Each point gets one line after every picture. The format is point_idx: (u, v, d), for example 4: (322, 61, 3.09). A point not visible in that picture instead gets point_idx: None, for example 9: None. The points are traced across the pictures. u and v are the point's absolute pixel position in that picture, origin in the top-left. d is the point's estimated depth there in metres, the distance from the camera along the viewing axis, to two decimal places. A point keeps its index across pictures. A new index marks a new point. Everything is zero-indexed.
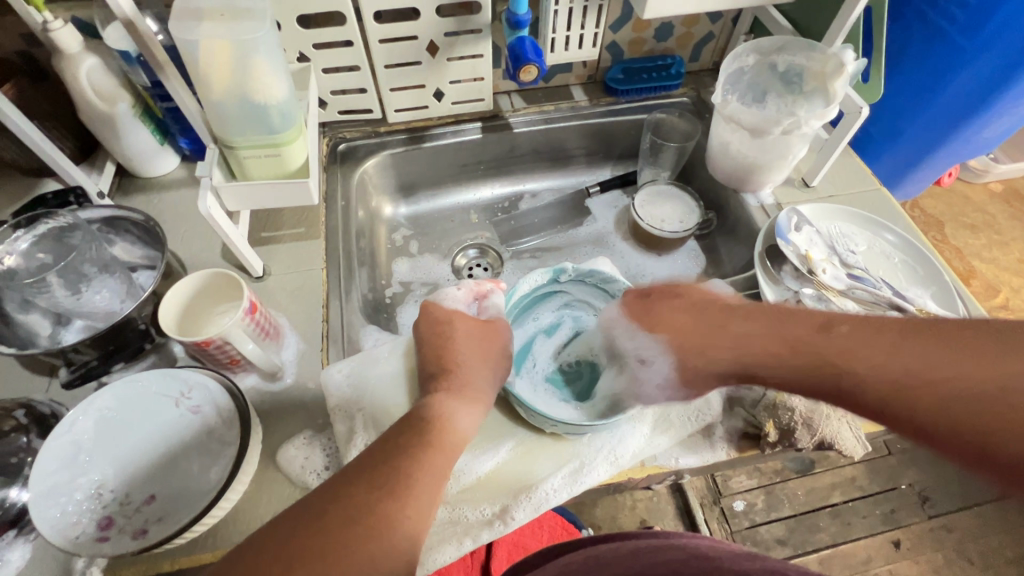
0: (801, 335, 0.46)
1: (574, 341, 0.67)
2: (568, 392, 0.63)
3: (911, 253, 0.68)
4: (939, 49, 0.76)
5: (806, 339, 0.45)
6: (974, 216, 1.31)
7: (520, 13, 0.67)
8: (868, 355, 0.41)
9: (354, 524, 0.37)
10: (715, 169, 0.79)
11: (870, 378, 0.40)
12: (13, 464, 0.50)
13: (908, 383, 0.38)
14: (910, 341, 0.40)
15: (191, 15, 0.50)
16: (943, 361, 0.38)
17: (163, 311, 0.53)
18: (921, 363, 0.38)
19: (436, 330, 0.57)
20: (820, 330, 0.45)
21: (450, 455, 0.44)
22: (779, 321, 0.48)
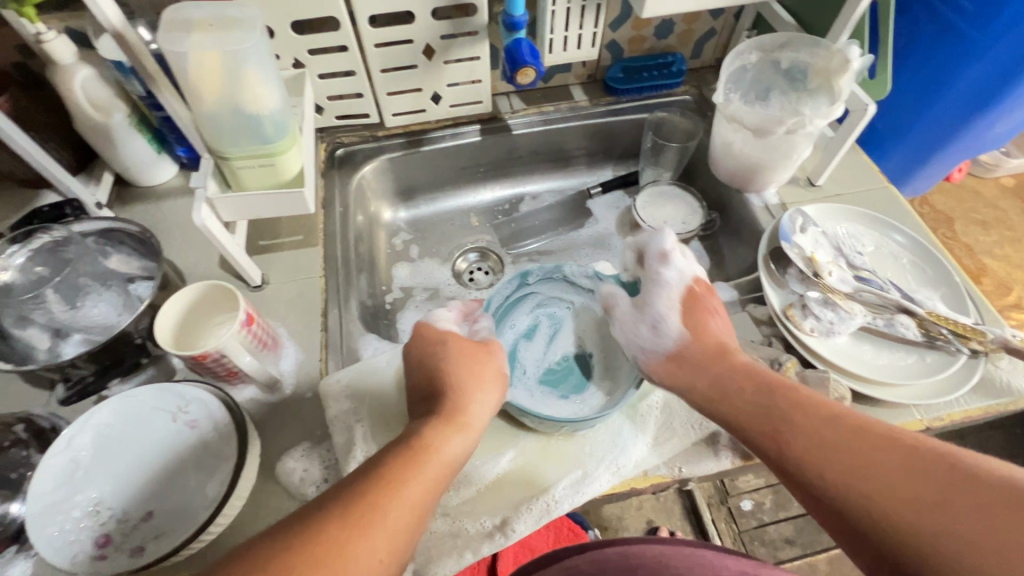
0: (771, 416, 0.47)
1: (555, 338, 0.66)
2: (565, 388, 0.63)
3: (919, 253, 0.66)
4: (948, 42, 0.74)
5: (775, 429, 0.46)
6: (986, 212, 1.29)
7: (516, 14, 0.66)
8: (831, 465, 0.41)
9: (318, 558, 0.35)
10: (718, 170, 0.77)
11: (825, 488, 0.41)
12: (13, 479, 0.50)
13: (863, 504, 0.39)
14: (904, 470, 0.38)
15: (181, 25, 0.50)
16: (898, 492, 0.38)
17: (159, 329, 0.53)
18: (876, 490, 0.38)
19: (432, 348, 0.56)
20: (792, 420, 0.45)
21: (434, 484, 0.43)
22: (763, 396, 0.49)
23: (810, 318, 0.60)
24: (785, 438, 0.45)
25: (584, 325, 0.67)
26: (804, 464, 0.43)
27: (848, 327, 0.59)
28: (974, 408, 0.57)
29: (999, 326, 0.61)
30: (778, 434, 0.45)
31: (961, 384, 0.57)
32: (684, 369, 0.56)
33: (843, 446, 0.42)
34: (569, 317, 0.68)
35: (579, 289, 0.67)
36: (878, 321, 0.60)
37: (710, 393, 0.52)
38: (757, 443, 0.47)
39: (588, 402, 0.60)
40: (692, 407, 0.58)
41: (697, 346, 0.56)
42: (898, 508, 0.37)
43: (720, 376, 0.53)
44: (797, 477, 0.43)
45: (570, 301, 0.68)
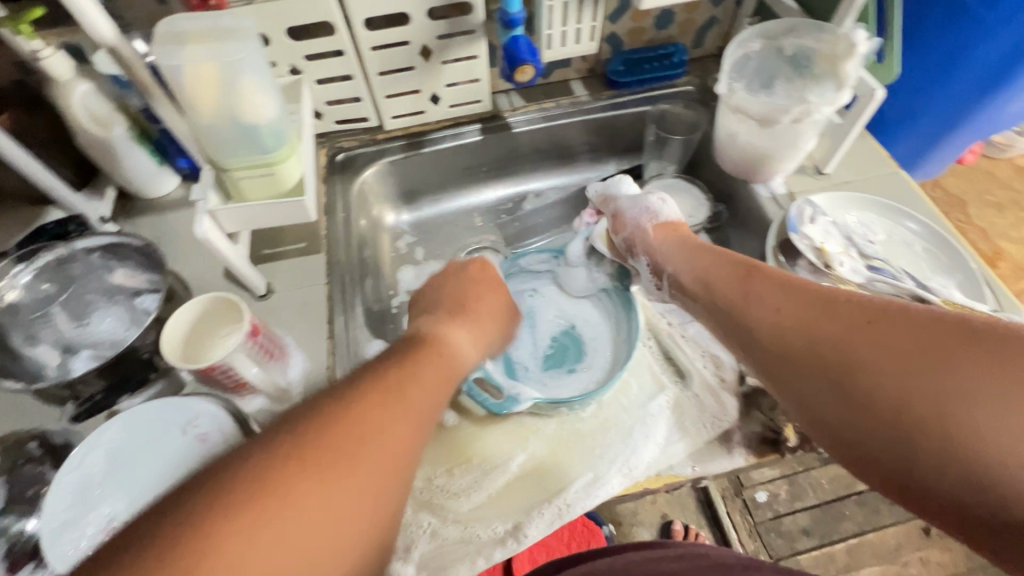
0: (758, 290, 0.50)
1: (534, 322, 0.69)
2: (570, 361, 0.66)
3: (935, 241, 0.64)
4: (958, 21, 0.73)
5: (775, 299, 0.48)
6: (1000, 194, 1.26)
7: (513, 11, 0.65)
8: (821, 324, 0.43)
9: (358, 437, 0.33)
10: (723, 160, 0.76)
11: (795, 338, 0.44)
12: (29, 497, 0.51)
13: (789, 332, 0.45)
14: (830, 313, 0.43)
15: (173, 38, 0.50)
16: (826, 323, 0.43)
17: (188, 307, 0.55)
18: (822, 323, 0.43)
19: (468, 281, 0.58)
20: (776, 292, 0.48)
21: (446, 378, 0.44)
22: (811, 292, 0.46)
23: None
24: (781, 305, 0.47)
25: (555, 303, 0.70)
26: (796, 326, 0.45)
27: None
28: None
29: (1018, 313, 0.59)
30: (778, 308, 0.47)
31: None
32: (669, 238, 0.62)
33: (837, 311, 0.43)
34: (538, 302, 0.70)
35: (538, 272, 0.70)
36: None
37: (706, 286, 0.56)
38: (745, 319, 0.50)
39: (592, 364, 0.64)
40: (704, 406, 0.57)
41: (687, 259, 0.59)
42: (811, 334, 0.43)
43: (713, 266, 0.56)
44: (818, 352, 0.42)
45: (533, 288, 0.70)
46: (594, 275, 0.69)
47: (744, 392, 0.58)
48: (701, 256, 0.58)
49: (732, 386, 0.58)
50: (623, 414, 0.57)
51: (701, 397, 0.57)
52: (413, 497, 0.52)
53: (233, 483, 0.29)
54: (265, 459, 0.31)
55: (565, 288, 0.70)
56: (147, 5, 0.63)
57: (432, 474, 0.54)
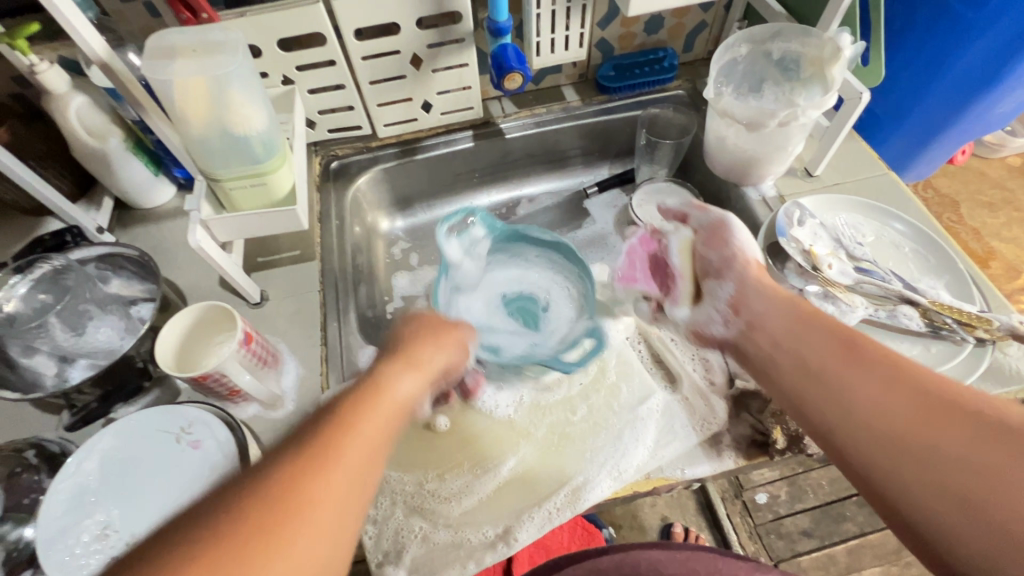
0: (858, 366, 0.43)
1: (489, 325, 0.66)
2: (533, 306, 0.68)
3: (922, 241, 0.65)
4: (944, 24, 0.73)
5: (880, 382, 0.41)
6: (993, 193, 1.26)
7: (501, 20, 0.65)
8: (906, 407, 0.38)
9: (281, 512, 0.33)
10: (713, 164, 0.76)
11: (876, 420, 0.39)
12: (26, 505, 0.52)
13: (867, 408, 0.40)
14: (923, 396, 0.38)
15: (164, 52, 0.51)
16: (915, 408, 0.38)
17: (162, 337, 0.55)
18: (913, 406, 0.38)
19: (423, 335, 0.53)
20: (854, 362, 0.43)
21: (394, 420, 0.43)
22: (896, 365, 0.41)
23: None
24: (889, 391, 0.40)
25: (475, 296, 0.68)
26: (876, 403, 0.40)
27: (849, 320, 0.59)
28: None
29: (1007, 313, 0.59)
30: (885, 392, 0.40)
31: (969, 372, 0.55)
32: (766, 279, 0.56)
33: (934, 396, 0.38)
34: (475, 316, 0.66)
35: (448, 300, 0.64)
36: (880, 313, 0.59)
37: (791, 348, 0.49)
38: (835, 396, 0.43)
39: (549, 291, 0.69)
40: (694, 409, 0.57)
41: (756, 309, 0.54)
42: (895, 418, 0.38)
43: (798, 329, 0.49)
44: (904, 440, 0.37)
45: (461, 313, 0.65)
46: (474, 248, 0.67)
47: (733, 395, 0.58)
48: (785, 316, 0.51)
49: (722, 389, 0.59)
50: (613, 417, 0.58)
51: (690, 400, 0.58)
52: (404, 501, 0.53)
53: (162, 567, 0.29)
54: (174, 545, 0.30)
55: (471, 290, 0.67)
56: (140, 19, 0.64)
57: (423, 479, 0.55)
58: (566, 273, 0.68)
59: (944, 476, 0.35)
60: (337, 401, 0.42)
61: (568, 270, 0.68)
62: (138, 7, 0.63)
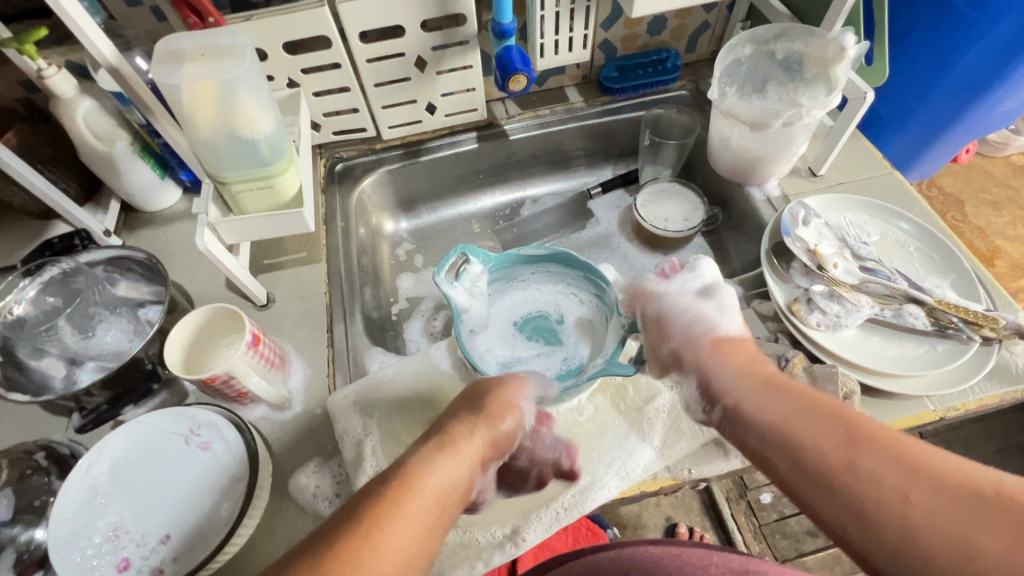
0: (869, 466, 0.40)
1: (516, 356, 0.64)
2: (550, 319, 0.67)
3: (927, 240, 0.65)
4: (947, 24, 0.74)
5: (898, 481, 0.38)
6: (997, 192, 1.26)
7: (505, 22, 0.65)
8: (923, 505, 0.37)
9: None
10: (717, 164, 0.76)
11: (897, 525, 0.37)
12: (37, 506, 0.52)
13: (880, 508, 0.38)
14: (934, 491, 0.37)
15: (172, 57, 0.51)
16: (932, 506, 0.37)
17: (171, 342, 0.55)
18: (927, 504, 0.37)
19: (471, 411, 0.51)
20: (850, 451, 0.41)
21: (430, 514, 0.41)
22: (889, 451, 0.40)
23: (816, 313, 0.59)
24: (908, 493, 0.38)
25: (493, 329, 0.66)
26: (891, 503, 0.38)
27: (855, 320, 0.58)
28: (990, 396, 0.56)
29: (1012, 312, 0.59)
30: (905, 497, 0.38)
31: (974, 372, 0.55)
32: (741, 357, 0.53)
33: (943, 488, 0.37)
34: (501, 352, 0.64)
35: (472, 346, 0.62)
36: (885, 312, 0.59)
37: (787, 443, 0.45)
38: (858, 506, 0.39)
39: (559, 304, 0.67)
40: None
41: (736, 387, 0.51)
42: (915, 520, 0.37)
43: (788, 416, 0.46)
44: (935, 544, 0.36)
45: (486, 353, 0.63)
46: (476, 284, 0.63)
47: None
48: (770, 399, 0.48)
49: None
50: (620, 417, 0.58)
51: None
52: None
53: None
54: None
55: (486, 328, 0.65)
56: (147, 23, 0.64)
57: None
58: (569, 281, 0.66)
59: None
60: (369, 489, 0.41)
61: (569, 278, 0.66)
62: (145, 11, 0.63)
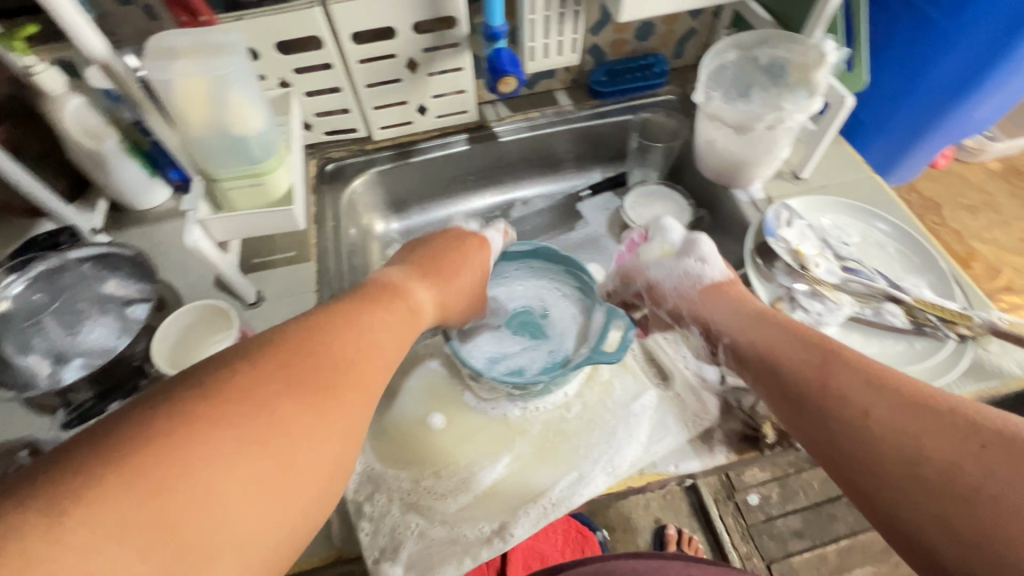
0: (842, 383, 0.42)
1: (503, 352, 0.64)
2: (535, 314, 0.67)
3: (905, 241, 0.67)
4: (923, 33, 0.76)
5: (862, 396, 0.40)
6: (974, 196, 1.29)
7: (495, 25, 0.66)
8: (880, 410, 0.39)
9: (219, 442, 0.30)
10: (704, 167, 0.78)
11: (852, 425, 0.39)
12: None
13: (841, 414, 0.41)
14: (895, 398, 0.39)
15: (164, 53, 0.51)
16: (890, 410, 0.38)
17: (156, 348, 0.55)
18: (885, 407, 0.39)
19: (452, 248, 0.61)
20: (834, 369, 0.43)
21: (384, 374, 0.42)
22: (867, 369, 0.42)
23: (799, 311, 0.62)
24: (871, 407, 0.39)
25: (480, 327, 0.66)
26: (855, 409, 0.40)
27: (835, 317, 0.61)
28: (966, 393, 0.56)
29: (988, 311, 0.61)
30: (865, 410, 0.39)
31: (948, 369, 0.57)
32: (727, 296, 0.57)
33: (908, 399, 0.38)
34: (488, 348, 0.64)
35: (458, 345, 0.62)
36: (866, 311, 0.61)
37: (773, 368, 0.48)
38: (827, 416, 0.41)
39: (543, 298, 0.68)
40: (686, 405, 0.58)
41: (733, 321, 0.55)
42: (870, 419, 0.39)
43: (778, 343, 0.49)
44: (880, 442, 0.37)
45: (475, 350, 0.64)
46: None
47: (725, 390, 0.58)
48: (765, 329, 0.51)
49: (713, 386, 0.59)
50: (606, 414, 0.59)
51: (683, 397, 0.59)
52: (400, 499, 0.53)
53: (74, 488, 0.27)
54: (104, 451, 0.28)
55: (471, 325, 0.65)
56: (139, 22, 0.65)
57: (420, 476, 0.55)
58: (552, 275, 0.68)
59: (928, 481, 0.34)
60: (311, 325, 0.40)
61: (553, 272, 0.68)
62: (136, 9, 0.63)
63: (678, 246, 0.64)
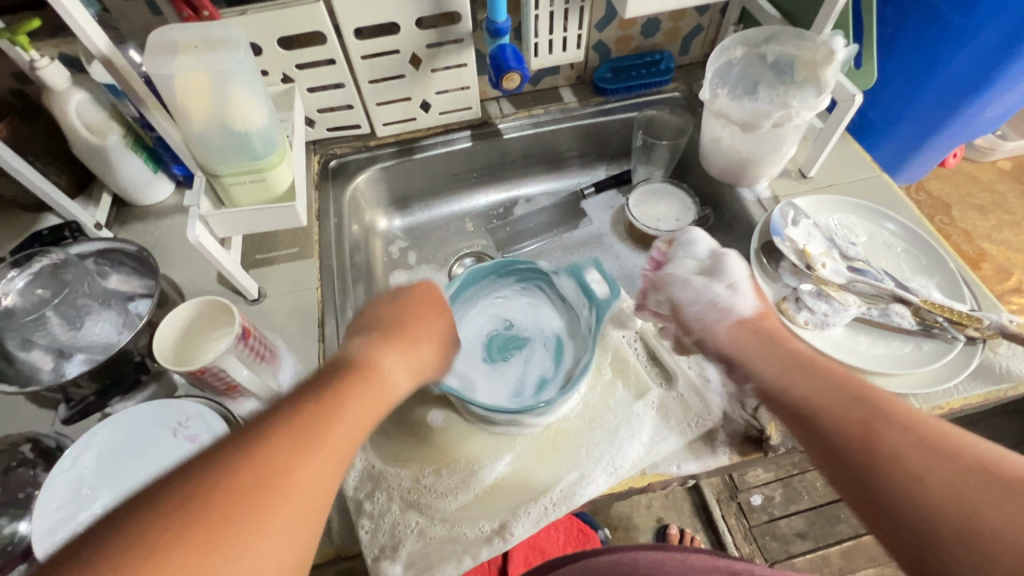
0: (892, 443, 0.39)
1: (517, 379, 0.65)
2: (496, 331, 0.68)
3: (914, 241, 0.66)
4: (934, 30, 0.75)
5: (914, 458, 0.38)
6: (984, 196, 1.28)
7: (499, 20, 0.66)
8: (935, 476, 0.37)
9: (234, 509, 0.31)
10: (709, 165, 0.77)
11: (903, 490, 0.37)
12: (22, 498, 0.52)
13: (891, 478, 0.38)
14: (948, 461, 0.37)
15: (166, 48, 0.51)
16: (943, 477, 0.36)
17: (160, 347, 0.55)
18: (939, 474, 0.36)
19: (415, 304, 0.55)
20: (881, 423, 0.41)
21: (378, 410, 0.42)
22: (913, 425, 0.40)
23: (804, 312, 0.61)
24: (924, 472, 0.37)
25: (480, 378, 0.64)
26: (908, 473, 0.38)
27: (842, 318, 0.59)
28: (974, 395, 0.56)
29: (998, 312, 0.60)
30: (919, 477, 0.37)
31: (956, 372, 0.56)
32: (756, 333, 0.55)
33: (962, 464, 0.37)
34: (505, 385, 0.65)
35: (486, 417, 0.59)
36: (872, 311, 0.60)
37: (808, 418, 0.45)
38: (878, 485, 0.39)
39: (495, 315, 0.69)
40: (689, 405, 0.58)
41: (760, 360, 0.52)
42: (924, 486, 0.37)
43: (814, 389, 0.47)
44: (937, 516, 0.35)
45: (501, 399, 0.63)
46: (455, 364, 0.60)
47: (727, 391, 0.58)
48: (807, 382, 0.47)
49: (718, 387, 0.59)
50: (608, 414, 0.58)
51: (686, 397, 0.59)
52: (400, 497, 0.53)
53: None
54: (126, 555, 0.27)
55: (472, 384, 0.63)
56: (142, 16, 0.65)
57: (420, 474, 0.55)
58: (488, 291, 0.69)
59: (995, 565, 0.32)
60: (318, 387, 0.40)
61: (490, 288, 0.68)
62: (140, 4, 0.63)
63: (706, 262, 0.61)
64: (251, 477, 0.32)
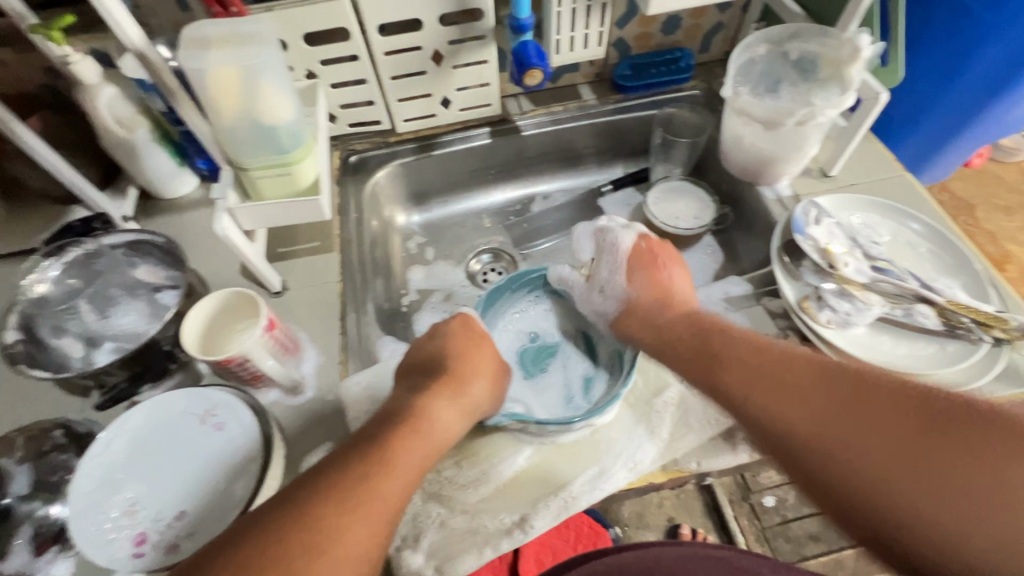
0: (772, 402, 0.46)
1: (563, 387, 0.66)
2: (526, 347, 0.69)
3: (938, 242, 0.65)
4: (962, 26, 0.74)
5: (795, 411, 0.45)
6: (1009, 197, 1.26)
7: (522, 17, 0.66)
8: (807, 421, 0.44)
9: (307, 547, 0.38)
10: (729, 163, 0.77)
11: (790, 438, 0.44)
12: (54, 481, 0.53)
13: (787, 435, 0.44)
14: (819, 409, 0.43)
15: (198, 43, 0.52)
16: (818, 423, 0.43)
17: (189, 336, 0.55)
18: (811, 416, 0.44)
19: (473, 344, 0.61)
20: (767, 384, 0.47)
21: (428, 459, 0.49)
22: (786, 374, 0.47)
23: (826, 310, 0.60)
24: (809, 427, 0.43)
25: (529, 397, 0.65)
26: (799, 431, 0.44)
27: (865, 318, 0.59)
28: (1000, 396, 0.55)
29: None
30: (811, 435, 0.43)
31: (980, 374, 0.56)
32: (641, 324, 0.63)
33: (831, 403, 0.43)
34: (554, 394, 0.65)
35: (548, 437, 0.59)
36: (896, 311, 0.60)
37: (715, 387, 0.51)
38: (791, 453, 0.44)
39: (521, 333, 0.70)
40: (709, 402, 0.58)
41: (669, 334, 0.59)
42: (806, 433, 0.43)
43: (716, 359, 0.53)
44: (821, 460, 0.42)
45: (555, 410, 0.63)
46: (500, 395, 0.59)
47: None
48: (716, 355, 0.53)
49: None
50: (628, 410, 0.59)
51: None
52: (421, 488, 0.54)
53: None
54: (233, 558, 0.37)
55: (528, 406, 0.64)
56: (170, 12, 0.66)
57: (440, 466, 0.55)
58: (507, 311, 0.69)
59: (872, 491, 0.39)
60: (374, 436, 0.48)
61: (509, 309, 0.69)
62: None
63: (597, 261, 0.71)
64: (307, 534, 0.39)
